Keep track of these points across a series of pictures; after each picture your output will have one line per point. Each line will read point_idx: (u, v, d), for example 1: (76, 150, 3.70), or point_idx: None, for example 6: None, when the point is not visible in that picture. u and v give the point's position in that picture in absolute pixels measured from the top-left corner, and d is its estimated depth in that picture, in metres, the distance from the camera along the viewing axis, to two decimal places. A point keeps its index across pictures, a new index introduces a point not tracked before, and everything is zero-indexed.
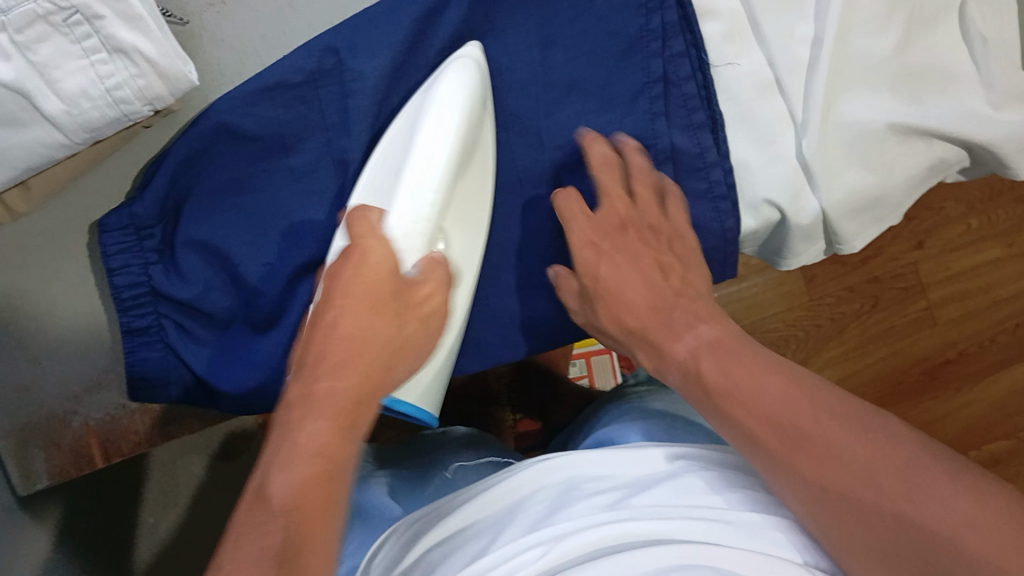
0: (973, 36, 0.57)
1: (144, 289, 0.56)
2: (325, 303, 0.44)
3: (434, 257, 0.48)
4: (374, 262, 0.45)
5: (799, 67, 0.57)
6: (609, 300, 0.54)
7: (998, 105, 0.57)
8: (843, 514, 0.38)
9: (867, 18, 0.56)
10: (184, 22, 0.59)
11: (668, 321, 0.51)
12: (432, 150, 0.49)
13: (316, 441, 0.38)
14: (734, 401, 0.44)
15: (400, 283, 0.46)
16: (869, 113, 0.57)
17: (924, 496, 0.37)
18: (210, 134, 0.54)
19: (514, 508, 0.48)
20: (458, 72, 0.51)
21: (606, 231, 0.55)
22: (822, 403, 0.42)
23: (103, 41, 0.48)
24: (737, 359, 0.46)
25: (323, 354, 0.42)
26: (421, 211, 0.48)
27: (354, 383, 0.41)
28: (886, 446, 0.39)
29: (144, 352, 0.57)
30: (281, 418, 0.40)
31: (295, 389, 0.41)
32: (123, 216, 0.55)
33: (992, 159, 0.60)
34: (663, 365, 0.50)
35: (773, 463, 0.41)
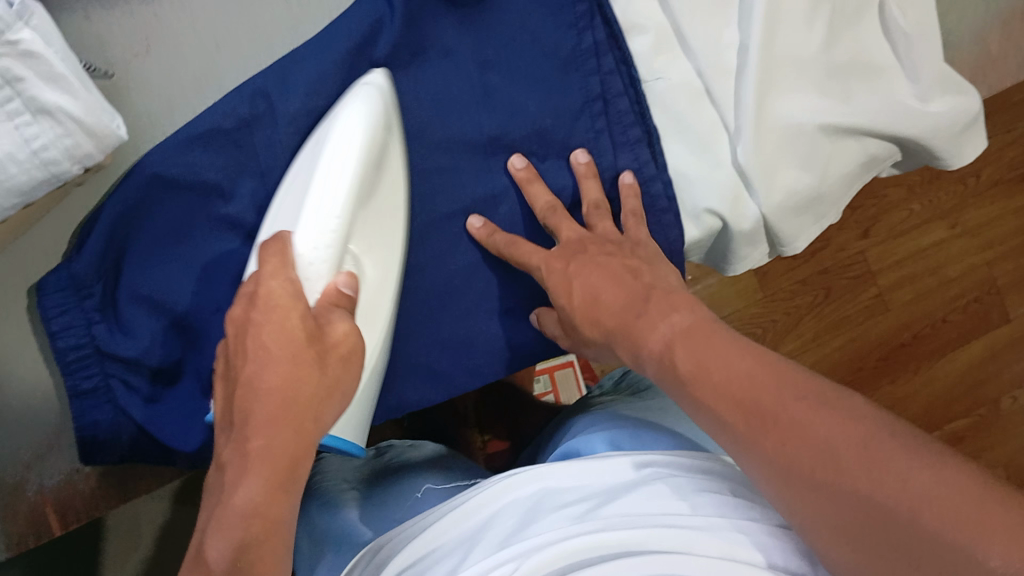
0: (894, 30, 0.59)
1: (88, 349, 0.55)
2: (241, 355, 0.42)
3: (338, 286, 0.47)
4: (277, 306, 0.42)
5: (727, 74, 0.58)
6: (583, 308, 0.50)
7: (925, 97, 0.59)
8: (806, 488, 0.35)
9: (791, 21, 0.57)
10: (108, 75, 0.59)
11: (643, 310, 0.46)
12: (330, 179, 0.48)
13: (250, 505, 0.38)
14: (703, 381, 0.41)
15: (312, 325, 0.43)
16: (798, 113, 0.58)
17: (890, 477, 0.33)
18: (143, 187, 0.53)
19: (484, 528, 0.48)
20: (357, 103, 0.51)
21: (566, 250, 0.53)
22: (794, 380, 0.38)
23: (27, 103, 0.47)
24: (709, 340, 0.42)
25: (246, 416, 0.40)
26: (326, 235, 0.47)
27: (283, 441, 0.39)
28: (856, 422, 0.36)
29: (92, 415, 0.56)
30: (213, 484, 0.40)
31: (224, 454, 0.40)
32: (61, 277, 0.54)
33: (924, 151, 0.61)
34: (640, 356, 0.46)
35: (739, 441, 0.39)
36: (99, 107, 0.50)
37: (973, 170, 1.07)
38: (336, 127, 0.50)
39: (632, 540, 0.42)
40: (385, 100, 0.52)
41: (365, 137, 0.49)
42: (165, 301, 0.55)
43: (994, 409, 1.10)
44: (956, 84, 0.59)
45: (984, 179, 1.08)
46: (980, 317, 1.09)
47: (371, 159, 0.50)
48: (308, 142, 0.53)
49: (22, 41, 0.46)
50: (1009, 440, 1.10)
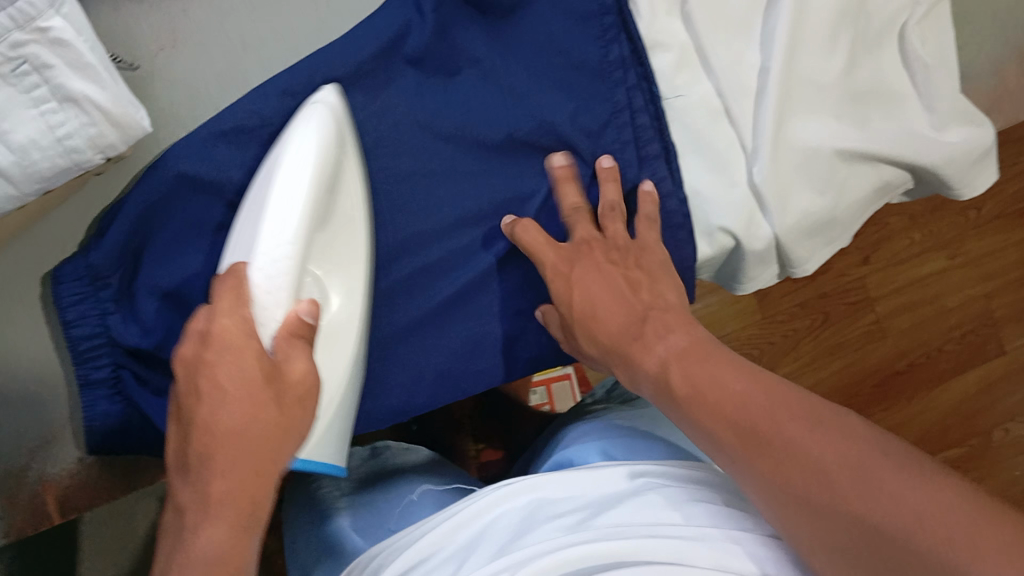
0: (913, 60, 0.60)
1: (101, 340, 0.55)
2: (192, 396, 0.42)
3: (300, 313, 0.46)
4: (223, 344, 0.42)
5: (749, 94, 0.58)
6: (585, 320, 0.51)
7: (939, 126, 0.60)
8: (798, 510, 0.36)
9: (811, 46, 0.58)
10: (133, 68, 0.58)
11: (640, 333, 0.49)
12: (286, 193, 0.47)
13: (210, 549, 0.39)
14: (700, 403, 0.42)
15: (270, 362, 0.43)
16: (815, 137, 0.58)
17: (885, 495, 0.33)
18: (165, 185, 0.52)
19: (478, 540, 0.48)
20: (313, 119, 0.49)
21: (575, 253, 0.53)
22: (797, 401, 0.39)
23: (54, 91, 0.47)
24: (704, 362, 0.44)
25: (203, 456, 0.41)
26: (281, 262, 0.46)
27: (242, 483, 0.41)
28: (849, 442, 0.36)
29: (104, 407, 0.57)
30: (175, 518, 0.41)
31: (181, 493, 0.41)
32: (79, 266, 0.54)
33: (938, 180, 0.62)
34: (636, 377, 0.48)
35: (734, 461, 0.39)
36: (125, 97, 0.50)
37: (976, 203, 1.08)
38: (287, 143, 0.49)
39: (627, 549, 0.42)
40: (334, 117, 0.50)
41: (319, 164, 0.48)
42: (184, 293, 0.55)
43: (985, 440, 1.10)
44: (971, 116, 0.60)
45: (986, 212, 1.08)
46: (975, 348, 1.10)
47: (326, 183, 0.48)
48: (269, 159, 0.51)
49: (53, 30, 0.46)
50: (1002, 473, 1.10)
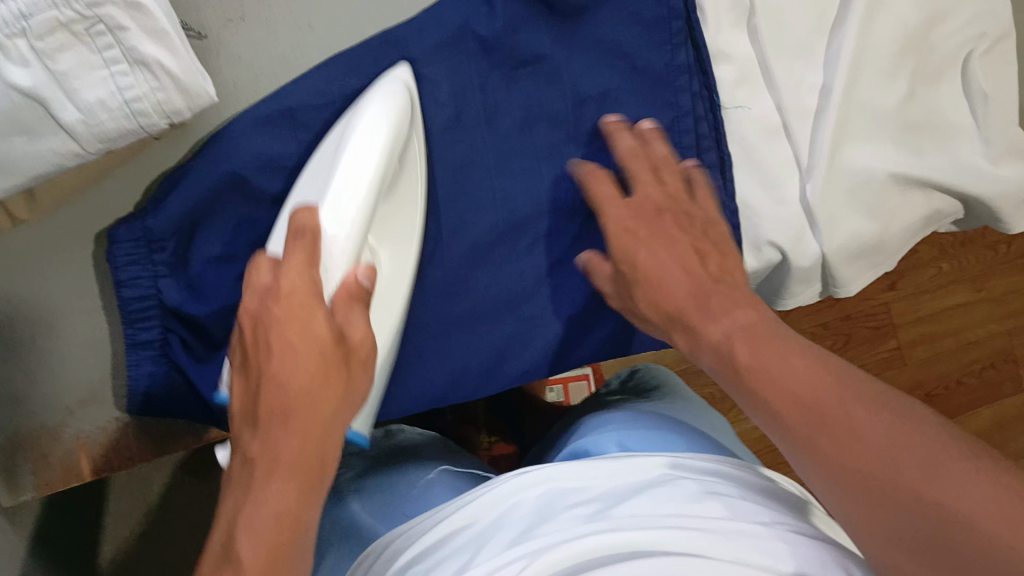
0: (975, 92, 0.60)
1: (153, 304, 0.55)
2: (262, 350, 0.41)
3: (356, 277, 0.45)
4: (288, 297, 0.42)
5: (807, 113, 0.59)
6: (648, 281, 0.49)
7: (995, 160, 0.60)
8: (860, 492, 0.36)
9: (876, 71, 0.58)
10: (201, 36, 0.56)
11: (705, 304, 0.46)
12: (356, 158, 0.48)
13: (283, 508, 0.36)
14: (759, 376, 0.41)
15: (336, 326, 0.42)
16: (870, 160, 0.59)
17: (949, 480, 0.34)
18: (235, 160, 0.54)
19: (495, 525, 0.47)
20: (383, 104, 0.51)
21: (642, 214, 0.52)
22: (844, 380, 0.39)
23: (125, 53, 0.47)
24: (771, 342, 0.42)
25: (268, 410, 0.39)
26: (350, 219, 0.47)
27: (313, 441, 0.39)
28: (906, 426, 0.36)
29: (148, 368, 0.57)
30: (235, 479, 0.38)
31: (241, 453, 0.39)
32: (136, 229, 0.54)
33: (987, 213, 0.62)
34: (698, 349, 0.45)
35: (787, 435, 0.39)
36: (194, 63, 0.50)
37: (1005, 239, 1.09)
38: (361, 119, 0.50)
39: (647, 541, 0.41)
40: (408, 100, 0.53)
41: (390, 136, 0.50)
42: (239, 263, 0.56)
43: None
44: None
45: (1014, 248, 1.09)
46: (993, 383, 1.10)
47: (393, 157, 0.50)
48: (330, 139, 0.53)
49: None
50: None
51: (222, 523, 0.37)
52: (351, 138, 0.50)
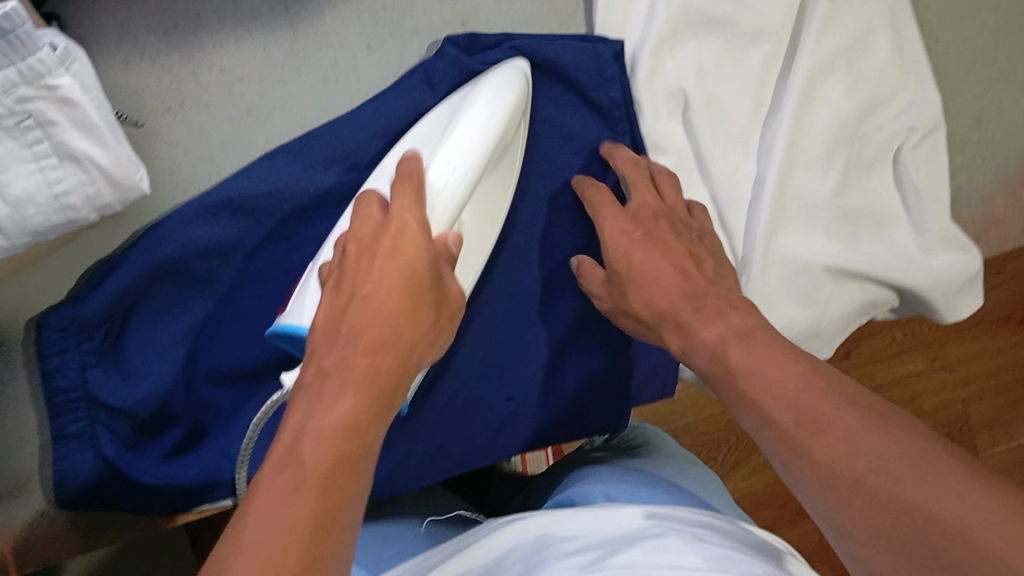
0: (906, 184, 0.61)
1: (79, 394, 0.53)
2: (348, 286, 0.43)
3: (447, 241, 0.47)
4: (397, 229, 0.44)
5: (741, 204, 0.60)
6: (642, 284, 0.52)
7: (929, 249, 0.61)
8: (827, 485, 0.37)
9: (809, 165, 0.59)
10: (139, 125, 0.56)
11: (698, 305, 0.48)
12: (481, 115, 0.50)
13: (347, 421, 0.36)
14: (754, 386, 0.42)
15: (435, 271, 0.45)
16: (807, 250, 0.59)
17: (942, 488, 0.33)
18: (172, 249, 0.54)
19: (495, 568, 0.44)
20: (510, 71, 0.53)
21: (641, 219, 0.54)
22: (845, 393, 0.39)
23: (55, 148, 0.47)
24: (764, 345, 0.43)
25: (352, 329, 0.40)
26: (460, 172, 0.48)
27: (382, 365, 0.40)
28: (899, 429, 0.37)
29: (74, 459, 0.54)
30: (307, 385, 0.38)
31: (315, 365, 0.39)
32: (64, 318, 0.53)
33: (921, 303, 0.63)
34: (690, 347, 0.47)
35: (787, 445, 0.39)
36: (126, 155, 0.50)
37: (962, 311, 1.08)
38: (504, 80, 0.52)
39: None
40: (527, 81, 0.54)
41: (513, 101, 0.52)
42: (177, 348, 0.55)
43: None
44: (957, 242, 0.61)
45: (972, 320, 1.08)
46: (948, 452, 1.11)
47: (514, 124, 0.52)
48: (444, 107, 0.53)
49: (60, 87, 0.46)
50: None
51: (284, 430, 0.36)
52: (487, 94, 0.51)
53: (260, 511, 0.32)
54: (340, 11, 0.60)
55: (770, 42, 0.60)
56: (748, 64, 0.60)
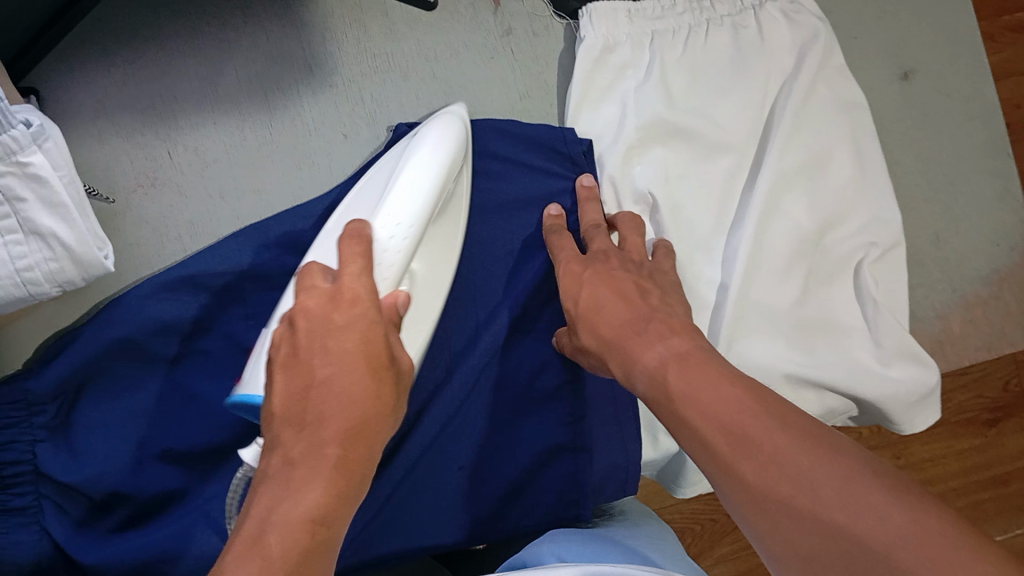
0: (866, 297, 0.62)
1: (25, 467, 0.51)
2: (303, 358, 0.41)
3: (396, 301, 0.45)
4: (350, 303, 0.42)
5: (704, 310, 0.60)
6: (587, 317, 0.51)
7: (886, 362, 0.61)
8: (763, 516, 0.36)
9: (770, 276, 0.61)
10: (109, 200, 0.58)
11: (642, 329, 0.48)
12: (416, 172, 0.49)
13: (310, 514, 0.35)
14: (692, 404, 0.41)
15: (390, 344, 0.42)
16: (767, 359, 0.60)
17: (868, 510, 0.32)
18: (133, 326, 0.53)
19: None
20: (449, 121, 0.53)
21: (590, 259, 0.54)
22: (779, 412, 0.39)
23: (21, 223, 0.48)
24: (703, 364, 0.43)
25: (315, 416, 0.39)
26: (404, 227, 0.47)
27: (351, 451, 0.38)
28: (830, 451, 0.36)
29: (16, 535, 0.50)
30: (272, 474, 0.37)
31: (280, 452, 0.38)
32: (14, 392, 0.52)
33: (879, 413, 0.63)
34: (630, 376, 0.47)
35: (721, 465, 0.39)
36: (91, 235, 0.51)
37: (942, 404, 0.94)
38: (431, 131, 0.51)
39: None
40: (463, 127, 0.53)
41: (451, 149, 0.51)
42: (127, 429, 0.54)
43: None
44: (915, 356, 0.62)
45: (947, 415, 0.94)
46: None
47: (455, 171, 0.51)
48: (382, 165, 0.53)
49: (31, 164, 0.46)
50: None
51: (246, 524, 0.35)
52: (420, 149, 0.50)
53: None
54: (320, 103, 0.62)
55: (733, 154, 0.63)
56: (712, 173, 0.62)
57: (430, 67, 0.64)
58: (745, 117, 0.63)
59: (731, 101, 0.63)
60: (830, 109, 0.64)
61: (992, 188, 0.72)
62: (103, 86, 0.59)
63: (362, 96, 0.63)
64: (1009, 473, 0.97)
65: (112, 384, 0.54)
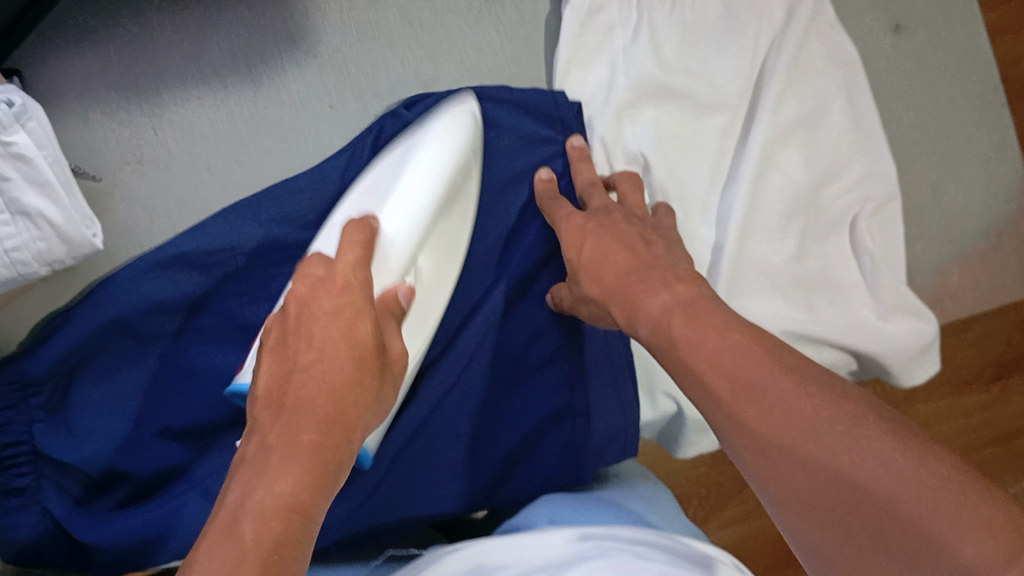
0: (862, 250, 0.62)
1: (25, 448, 0.51)
2: (294, 353, 0.41)
3: (397, 293, 0.47)
4: (341, 290, 0.43)
5: (700, 263, 0.60)
6: (591, 266, 0.51)
7: (885, 317, 0.61)
8: (768, 462, 0.35)
9: (765, 230, 0.61)
10: (96, 178, 0.58)
11: (646, 278, 0.47)
12: (420, 168, 0.51)
13: (288, 493, 0.34)
14: (693, 357, 0.41)
15: (379, 336, 0.43)
16: (766, 314, 0.60)
17: (872, 455, 0.32)
18: (130, 306, 0.53)
19: None
20: (456, 115, 0.53)
21: (593, 213, 0.54)
22: (782, 360, 0.38)
23: (7, 203, 0.47)
24: (705, 316, 0.43)
25: (296, 401, 0.39)
26: (410, 224, 0.49)
27: (332, 436, 0.38)
28: (835, 397, 0.35)
29: (18, 516, 0.50)
30: (249, 459, 0.36)
31: (260, 436, 0.37)
32: (11, 374, 0.51)
33: (879, 367, 0.63)
34: (635, 321, 0.47)
35: (723, 411, 0.38)
36: (78, 214, 0.50)
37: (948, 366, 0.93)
38: (433, 124, 0.53)
39: None
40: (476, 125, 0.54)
41: (459, 144, 0.52)
42: (126, 406, 0.54)
43: None
44: (915, 309, 0.62)
45: (953, 374, 0.94)
46: None
47: (459, 169, 0.52)
48: (387, 156, 0.54)
49: (15, 144, 0.46)
50: None
51: (225, 502, 0.34)
52: (423, 142, 0.52)
53: None
54: (304, 74, 0.61)
55: (726, 113, 0.62)
56: (705, 132, 0.62)
57: (417, 35, 0.63)
58: (735, 76, 0.62)
59: (722, 58, 0.62)
60: (822, 64, 0.63)
61: (988, 139, 0.72)
62: (87, 65, 0.58)
63: (346, 65, 0.62)
64: (1013, 430, 0.98)
65: (108, 365, 0.54)
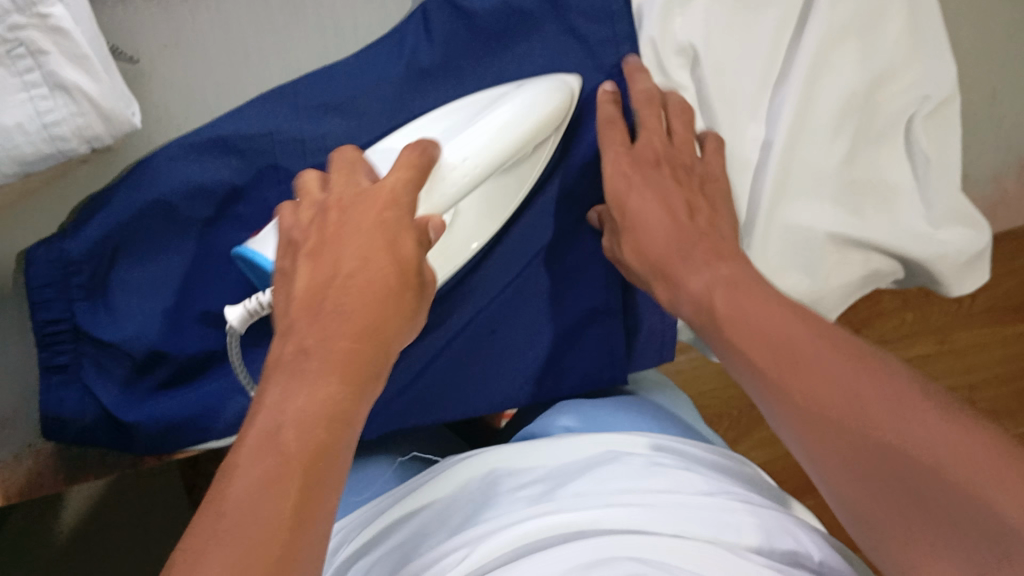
0: (919, 154, 0.60)
1: (67, 327, 0.53)
2: (334, 253, 0.40)
3: (430, 224, 0.43)
4: (385, 203, 0.42)
5: (745, 169, 0.59)
6: (635, 224, 0.50)
7: (936, 224, 0.60)
8: (811, 433, 0.36)
9: (815, 134, 0.59)
10: (134, 61, 0.57)
11: (688, 254, 0.47)
12: (509, 116, 0.48)
13: (323, 405, 0.34)
14: (733, 331, 0.42)
15: (419, 255, 0.41)
16: (809, 219, 0.60)
17: (917, 426, 0.33)
18: (172, 188, 0.53)
19: (467, 505, 0.44)
20: (562, 87, 0.50)
21: (642, 162, 0.51)
22: (827, 337, 0.39)
23: (46, 77, 0.46)
24: (748, 290, 0.43)
25: (335, 306, 0.38)
26: (470, 162, 0.46)
27: (368, 348, 0.37)
28: (882, 374, 0.36)
29: (61, 393, 0.53)
30: (286, 360, 0.36)
31: (296, 339, 0.37)
32: (51, 252, 0.52)
33: (926, 274, 0.62)
34: (676, 299, 0.47)
35: (764, 384, 0.39)
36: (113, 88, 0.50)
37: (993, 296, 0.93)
38: (541, 83, 0.50)
39: (591, 518, 0.39)
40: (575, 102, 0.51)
41: (554, 109, 0.49)
42: (165, 290, 0.54)
43: None
44: (969, 217, 0.60)
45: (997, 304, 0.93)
46: None
47: (545, 131, 0.50)
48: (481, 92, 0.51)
49: (52, 15, 0.45)
50: None
51: (261, 409, 0.34)
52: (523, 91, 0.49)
53: (242, 496, 0.30)
54: None
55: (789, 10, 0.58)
56: (758, 30, 0.57)
57: None
58: None
59: None
60: None
61: None
62: None
63: None
64: None
65: (147, 246, 0.54)
